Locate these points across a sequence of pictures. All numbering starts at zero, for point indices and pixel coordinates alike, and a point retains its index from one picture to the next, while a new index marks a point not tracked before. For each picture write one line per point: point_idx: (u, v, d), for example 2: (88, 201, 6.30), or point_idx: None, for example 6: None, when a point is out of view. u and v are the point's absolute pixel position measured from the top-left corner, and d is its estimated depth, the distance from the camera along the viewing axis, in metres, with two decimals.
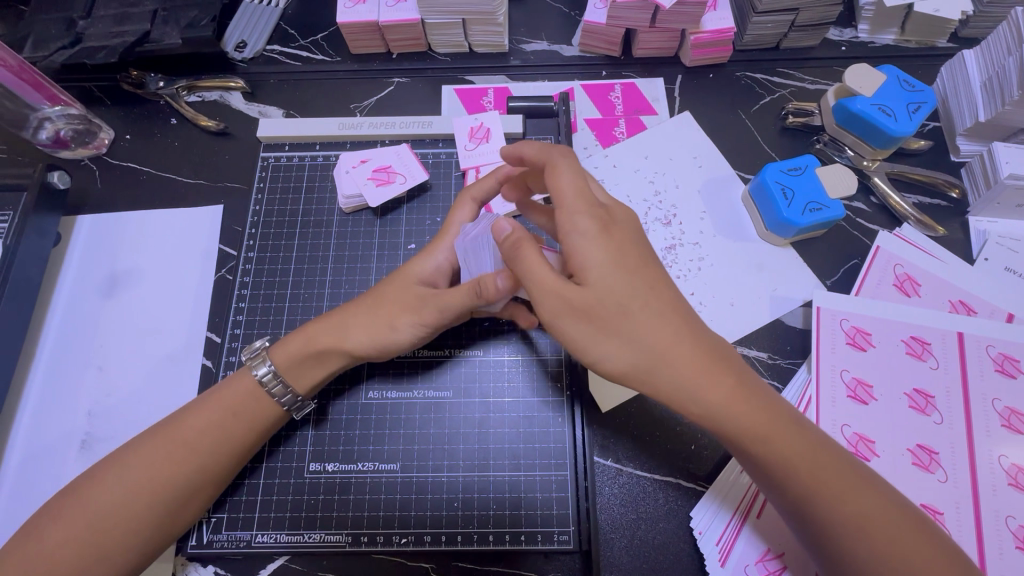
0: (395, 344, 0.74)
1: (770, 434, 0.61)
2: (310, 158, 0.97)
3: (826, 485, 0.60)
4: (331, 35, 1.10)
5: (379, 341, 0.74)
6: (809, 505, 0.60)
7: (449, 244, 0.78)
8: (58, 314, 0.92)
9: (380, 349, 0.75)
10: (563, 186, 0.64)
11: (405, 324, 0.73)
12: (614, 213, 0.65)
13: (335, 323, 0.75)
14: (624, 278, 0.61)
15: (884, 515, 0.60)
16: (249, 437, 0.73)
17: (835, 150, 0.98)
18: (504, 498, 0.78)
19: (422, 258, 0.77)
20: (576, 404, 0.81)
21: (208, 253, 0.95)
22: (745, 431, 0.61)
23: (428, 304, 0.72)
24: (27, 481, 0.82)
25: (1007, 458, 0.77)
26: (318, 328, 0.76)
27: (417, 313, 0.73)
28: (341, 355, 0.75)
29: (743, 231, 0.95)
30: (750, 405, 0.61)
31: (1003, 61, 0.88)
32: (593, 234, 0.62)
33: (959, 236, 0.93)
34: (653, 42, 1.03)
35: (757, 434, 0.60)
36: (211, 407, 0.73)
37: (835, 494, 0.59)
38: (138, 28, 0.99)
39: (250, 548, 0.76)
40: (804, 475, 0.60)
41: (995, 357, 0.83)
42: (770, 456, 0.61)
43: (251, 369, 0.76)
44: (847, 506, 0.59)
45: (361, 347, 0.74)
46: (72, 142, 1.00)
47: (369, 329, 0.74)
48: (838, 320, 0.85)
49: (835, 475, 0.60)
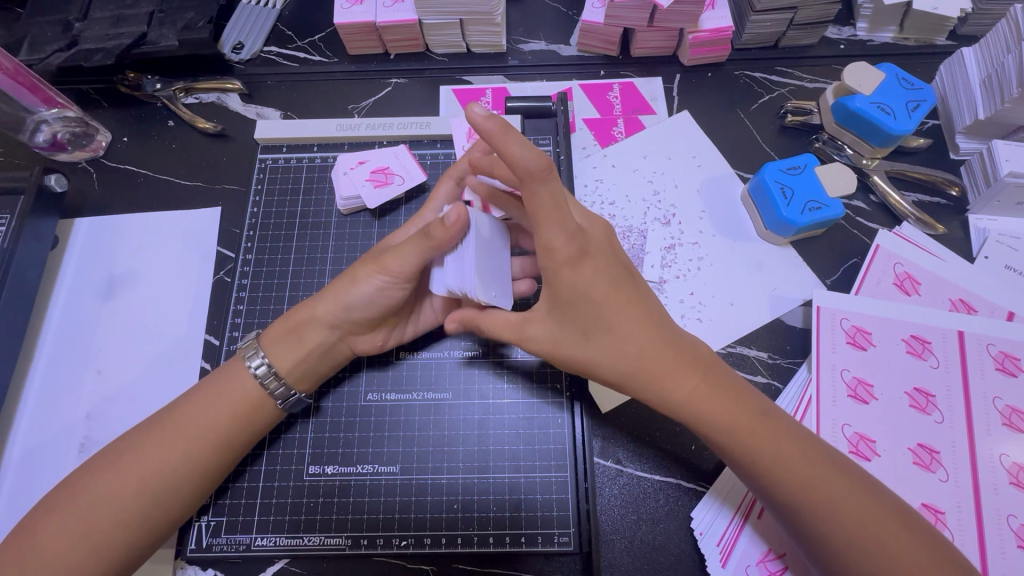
0: (357, 299, 0.73)
1: (727, 398, 0.68)
2: (309, 159, 0.96)
3: (762, 440, 0.66)
4: (329, 36, 1.10)
5: (342, 296, 0.73)
6: (757, 456, 0.65)
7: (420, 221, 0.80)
8: (56, 317, 0.92)
9: (343, 308, 0.73)
10: (543, 222, 0.64)
11: (366, 275, 0.72)
12: (591, 235, 0.67)
13: (308, 297, 0.77)
14: (609, 295, 0.67)
15: (827, 460, 0.66)
16: (236, 424, 0.72)
17: (834, 148, 0.97)
18: (504, 499, 0.77)
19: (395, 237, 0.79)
20: (576, 406, 0.81)
21: (206, 255, 0.95)
22: (688, 394, 0.67)
23: (387, 252, 0.71)
24: (26, 483, 0.82)
25: (1008, 457, 0.77)
26: (300, 306, 0.76)
27: (378, 262, 0.71)
28: (313, 321, 0.74)
29: (743, 230, 0.94)
30: (713, 377, 0.69)
31: (1002, 59, 0.88)
32: (576, 261, 0.65)
33: (959, 235, 0.93)
34: (651, 41, 1.03)
35: (698, 397, 0.67)
36: (209, 399, 0.73)
37: (789, 447, 0.65)
38: (135, 30, 0.99)
39: (249, 551, 0.76)
40: (742, 432, 0.66)
41: (996, 356, 0.82)
42: (714, 415, 0.67)
43: (245, 360, 0.75)
44: (780, 459, 0.65)
45: (326, 305, 0.73)
46: (69, 145, 0.99)
47: (335, 288, 0.74)
48: (837, 319, 0.85)
49: (770, 433, 0.66)
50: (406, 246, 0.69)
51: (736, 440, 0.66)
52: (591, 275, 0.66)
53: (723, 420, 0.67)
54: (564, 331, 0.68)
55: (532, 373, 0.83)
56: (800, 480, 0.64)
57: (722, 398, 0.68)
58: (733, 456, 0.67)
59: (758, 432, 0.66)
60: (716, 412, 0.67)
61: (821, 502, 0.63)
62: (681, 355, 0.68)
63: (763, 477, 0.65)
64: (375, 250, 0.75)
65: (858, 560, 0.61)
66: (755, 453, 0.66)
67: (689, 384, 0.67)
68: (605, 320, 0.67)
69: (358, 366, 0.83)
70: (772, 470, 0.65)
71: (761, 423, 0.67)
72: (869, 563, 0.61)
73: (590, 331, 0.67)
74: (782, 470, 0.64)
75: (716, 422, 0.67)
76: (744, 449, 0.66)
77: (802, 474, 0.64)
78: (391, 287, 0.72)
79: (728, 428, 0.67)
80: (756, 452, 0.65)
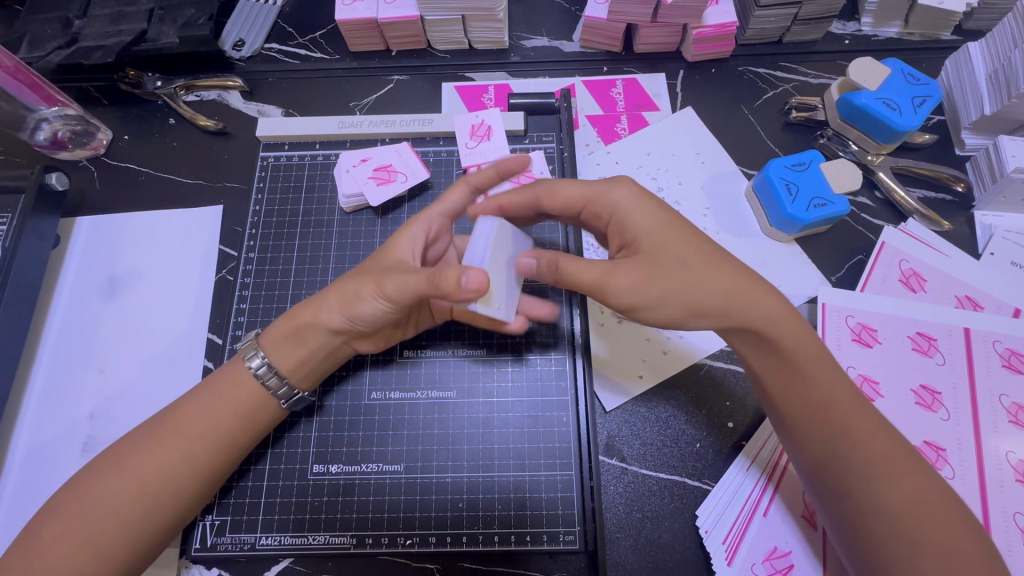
0: (364, 316, 0.72)
1: (814, 359, 0.68)
2: (310, 156, 0.96)
3: (838, 405, 0.65)
4: (330, 33, 1.09)
5: (349, 310, 0.71)
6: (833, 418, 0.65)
7: (429, 216, 0.76)
8: (58, 315, 0.91)
9: (353, 323, 0.72)
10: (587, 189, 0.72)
11: (370, 295, 0.70)
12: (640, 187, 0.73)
13: (314, 300, 0.75)
14: (672, 226, 0.69)
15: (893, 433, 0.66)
16: (237, 424, 0.72)
17: (839, 145, 0.96)
18: (509, 498, 0.77)
19: (399, 233, 0.75)
20: (582, 405, 0.81)
21: (208, 253, 0.95)
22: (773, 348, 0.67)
23: (390, 275, 0.69)
24: (29, 483, 0.82)
25: (1013, 454, 0.77)
26: (302, 306, 0.75)
27: (378, 284, 0.70)
28: (318, 331, 0.73)
29: (747, 228, 0.94)
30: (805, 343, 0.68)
31: (1009, 54, 0.87)
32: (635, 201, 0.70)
33: (964, 232, 0.92)
34: (654, 37, 1.02)
35: (783, 354, 0.67)
36: (209, 400, 0.72)
37: (862, 416, 0.65)
38: (135, 27, 0.98)
39: (253, 551, 0.75)
40: (823, 391, 0.66)
41: (1002, 353, 0.82)
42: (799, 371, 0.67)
43: (245, 360, 0.75)
44: (854, 423, 0.64)
45: (335, 319, 0.72)
46: (70, 143, 0.99)
47: (342, 298, 0.72)
48: (843, 316, 0.85)
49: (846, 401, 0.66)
50: (408, 277, 0.67)
51: (816, 391, 0.66)
52: (645, 213, 0.70)
53: (803, 379, 0.66)
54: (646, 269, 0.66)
55: (535, 371, 0.83)
56: (871, 449, 0.63)
57: (810, 361, 0.67)
58: (811, 416, 0.66)
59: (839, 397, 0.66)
60: (802, 369, 0.66)
61: (887, 474, 0.62)
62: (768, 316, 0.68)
63: (834, 429, 0.65)
64: (379, 266, 0.73)
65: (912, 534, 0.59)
66: (834, 412, 0.65)
67: (775, 342, 0.67)
68: (678, 255, 0.67)
69: (361, 365, 0.83)
70: (846, 433, 0.64)
71: (841, 390, 0.67)
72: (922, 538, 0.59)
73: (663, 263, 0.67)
74: (856, 427, 0.64)
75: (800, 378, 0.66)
76: (824, 408, 0.65)
77: (873, 443, 0.63)
78: (393, 309, 0.71)
79: (809, 386, 0.66)
80: (835, 405, 0.65)
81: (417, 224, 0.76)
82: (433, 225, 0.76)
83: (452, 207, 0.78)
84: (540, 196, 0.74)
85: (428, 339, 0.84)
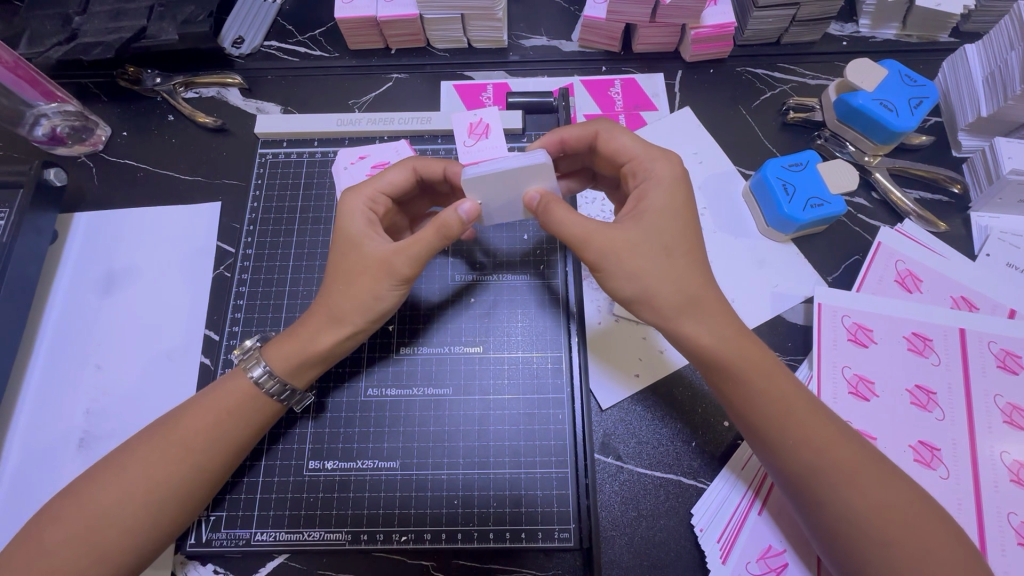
0: (381, 311, 0.71)
1: (770, 373, 0.67)
2: (309, 153, 0.96)
3: (797, 417, 0.66)
4: (329, 31, 1.09)
5: (366, 310, 0.71)
6: (793, 431, 0.65)
7: (365, 193, 0.75)
8: (56, 310, 0.92)
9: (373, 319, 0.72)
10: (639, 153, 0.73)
11: (372, 289, 0.70)
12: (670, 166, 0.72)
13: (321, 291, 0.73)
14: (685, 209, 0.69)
15: (858, 442, 0.65)
16: (245, 437, 0.72)
17: (835, 146, 0.97)
18: (504, 496, 0.77)
19: (341, 216, 0.73)
20: (577, 404, 0.81)
21: (206, 250, 0.95)
22: (730, 362, 0.67)
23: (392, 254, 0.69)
24: (23, 479, 0.82)
25: (1008, 455, 0.77)
26: (300, 331, 0.73)
27: (384, 270, 0.69)
28: (327, 324, 0.71)
29: (744, 227, 0.94)
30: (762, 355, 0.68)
31: (1005, 57, 0.88)
32: (667, 182, 0.70)
33: (961, 233, 0.93)
34: (652, 37, 1.02)
35: (739, 370, 0.67)
36: (212, 415, 0.71)
37: (822, 427, 0.65)
38: (135, 23, 0.99)
39: (249, 546, 0.76)
40: (779, 406, 0.66)
41: (997, 354, 0.82)
42: (755, 386, 0.66)
43: (245, 370, 0.73)
44: (813, 435, 0.65)
45: (345, 313, 0.70)
46: (68, 139, 0.99)
47: (346, 296, 0.70)
48: (838, 316, 0.85)
49: (807, 412, 0.66)
50: (414, 245, 0.69)
51: (767, 400, 0.66)
52: (666, 191, 0.69)
53: (761, 394, 0.66)
54: (651, 245, 0.67)
55: (528, 368, 0.83)
56: (833, 460, 0.63)
57: (767, 375, 0.67)
58: (772, 431, 0.66)
59: (798, 409, 0.66)
60: (758, 384, 0.67)
61: (852, 484, 0.62)
62: (731, 326, 0.68)
63: (795, 443, 0.64)
64: (342, 252, 0.72)
65: (880, 543, 0.60)
66: (791, 426, 0.65)
67: (731, 357, 0.67)
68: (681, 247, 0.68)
69: (358, 364, 0.83)
70: (807, 446, 0.64)
71: (799, 401, 0.67)
72: (891, 547, 0.60)
73: (643, 243, 0.66)
74: (813, 438, 0.64)
75: (758, 393, 0.66)
76: (783, 422, 0.65)
77: (834, 454, 0.64)
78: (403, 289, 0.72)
79: (768, 400, 0.66)
80: (792, 418, 0.65)
81: (356, 200, 0.74)
82: (376, 202, 0.75)
83: (391, 182, 0.76)
84: (599, 132, 0.76)
85: (425, 335, 0.85)
